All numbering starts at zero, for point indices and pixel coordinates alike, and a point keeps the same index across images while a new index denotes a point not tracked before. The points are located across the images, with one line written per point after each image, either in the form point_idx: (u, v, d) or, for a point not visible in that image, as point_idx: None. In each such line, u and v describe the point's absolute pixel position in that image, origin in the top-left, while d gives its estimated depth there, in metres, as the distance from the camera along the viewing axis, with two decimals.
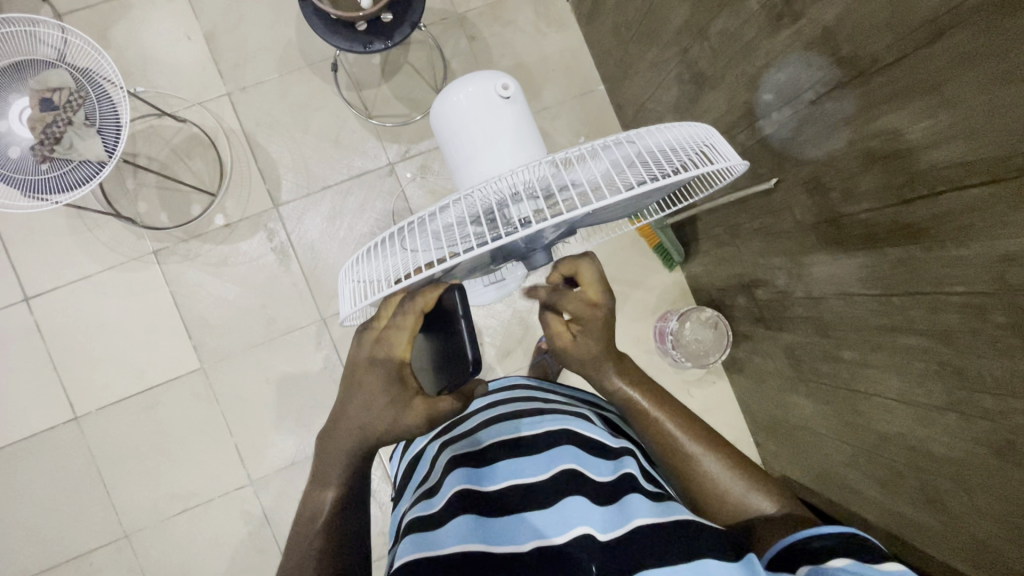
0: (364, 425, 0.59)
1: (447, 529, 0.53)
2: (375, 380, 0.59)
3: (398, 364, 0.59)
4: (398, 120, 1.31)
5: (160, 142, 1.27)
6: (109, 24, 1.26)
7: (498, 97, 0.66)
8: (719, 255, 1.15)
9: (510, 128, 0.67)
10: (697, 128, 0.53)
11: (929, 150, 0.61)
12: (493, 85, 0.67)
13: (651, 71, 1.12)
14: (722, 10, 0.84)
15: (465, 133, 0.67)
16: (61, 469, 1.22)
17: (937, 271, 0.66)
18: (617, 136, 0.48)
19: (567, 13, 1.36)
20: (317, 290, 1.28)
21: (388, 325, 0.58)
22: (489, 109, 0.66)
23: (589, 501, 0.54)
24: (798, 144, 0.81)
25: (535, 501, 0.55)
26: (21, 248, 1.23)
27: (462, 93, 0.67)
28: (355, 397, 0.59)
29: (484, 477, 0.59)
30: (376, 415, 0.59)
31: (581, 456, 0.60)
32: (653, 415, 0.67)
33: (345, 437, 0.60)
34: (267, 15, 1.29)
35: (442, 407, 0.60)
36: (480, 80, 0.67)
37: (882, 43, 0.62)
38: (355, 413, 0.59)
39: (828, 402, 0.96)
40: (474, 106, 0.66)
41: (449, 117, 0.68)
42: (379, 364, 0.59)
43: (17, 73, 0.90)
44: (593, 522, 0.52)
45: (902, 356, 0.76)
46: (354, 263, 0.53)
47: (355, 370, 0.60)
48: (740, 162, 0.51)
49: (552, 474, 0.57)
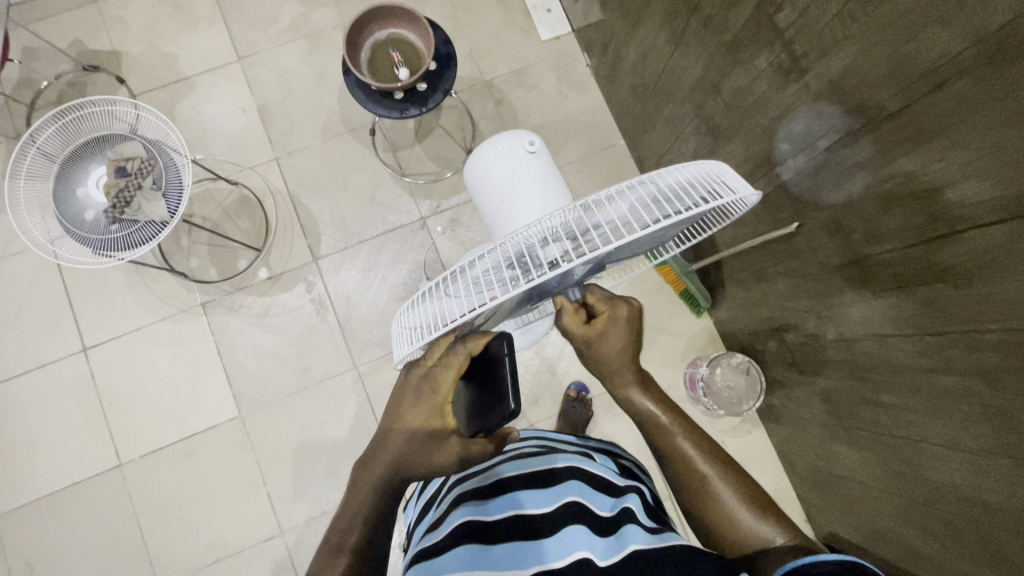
0: (401, 458, 0.60)
1: (448, 553, 0.53)
2: (417, 415, 0.60)
3: (440, 402, 0.60)
4: (429, 177, 1.39)
5: (213, 203, 1.38)
6: (175, 101, 1.41)
7: (525, 153, 0.72)
8: (746, 299, 1.15)
9: (536, 180, 0.72)
10: (708, 167, 0.55)
11: (946, 190, 0.62)
12: (520, 142, 0.72)
13: (669, 125, 1.17)
14: (732, 68, 0.89)
15: (496, 191, 0.73)
16: (103, 516, 1.26)
17: (968, 308, 0.66)
18: (633, 179, 0.50)
19: (587, 75, 1.45)
20: (352, 339, 1.33)
21: (437, 363, 0.59)
22: (517, 165, 0.72)
23: (589, 530, 0.54)
24: (816, 188, 0.83)
25: (536, 531, 0.55)
26: (83, 301, 1.33)
27: (491, 150, 0.72)
28: (394, 428, 0.61)
29: (489, 508, 0.59)
30: (414, 449, 0.60)
31: (586, 492, 0.60)
32: (669, 432, 0.65)
33: (376, 467, 0.61)
34: (312, 89, 1.42)
35: (474, 449, 0.61)
36: (508, 138, 0.72)
37: (888, 92, 0.65)
38: (392, 444, 0.61)
39: (872, 450, 0.93)
40: (504, 165, 0.72)
41: (480, 172, 0.74)
42: (423, 398, 0.60)
43: (97, 145, 1.02)
44: (593, 549, 0.52)
45: (943, 397, 0.74)
46: (405, 311, 0.57)
47: (396, 406, 0.61)
48: (753, 193, 0.51)
49: (555, 505, 0.57)
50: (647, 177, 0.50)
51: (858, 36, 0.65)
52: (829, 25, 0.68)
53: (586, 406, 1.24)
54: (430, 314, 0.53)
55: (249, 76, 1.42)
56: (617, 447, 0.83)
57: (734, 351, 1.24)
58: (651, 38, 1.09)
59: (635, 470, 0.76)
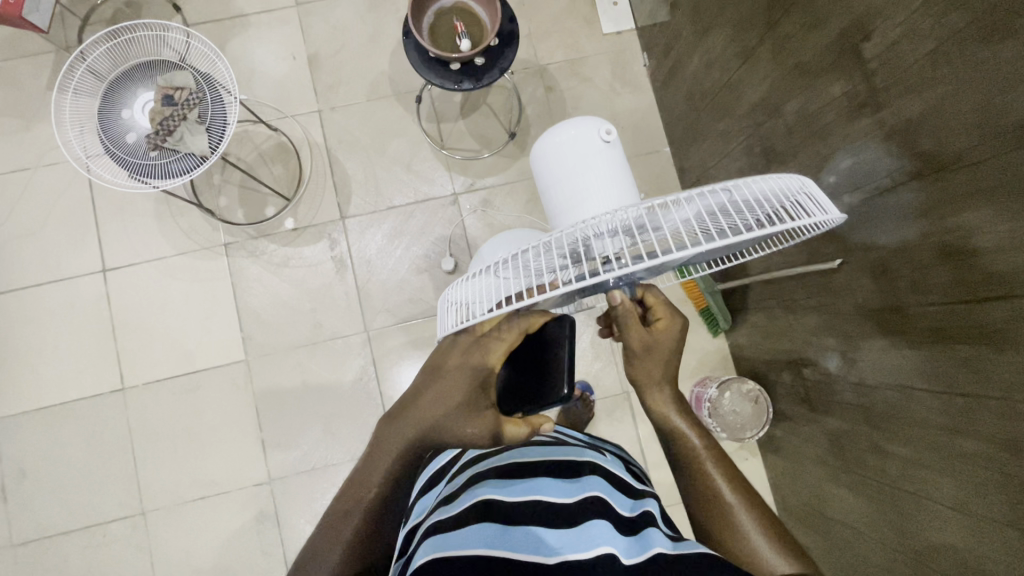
0: (434, 421, 0.59)
1: (466, 534, 0.53)
2: (458, 380, 0.59)
3: (485, 372, 0.59)
4: (468, 154, 1.38)
5: (251, 145, 1.37)
6: (227, 37, 1.39)
7: (599, 141, 0.65)
8: (768, 327, 1.14)
9: (606, 175, 0.65)
10: (792, 180, 0.52)
11: (1010, 252, 0.60)
12: (595, 130, 0.66)
13: (720, 139, 1.15)
14: (801, 92, 0.86)
15: (561, 182, 0.67)
16: (99, 435, 1.27)
17: (1006, 375, 0.64)
18: (712, 185, 0.47)
19: (642, 76, 1.42)
20: (366, 303, 1.33)
21: (490, 333, 0.58)
22: (587, 154, 0.65)
23: (613, 527, 0.54)
24: (864, 228, 0.80)
25: (557, 519, 0.55)
26: (109, 222, 1.33)
27: (564, 135, 0.66)
28: (433, 389, 0.60)
29: (507, 491, 0.59)
30: (448, 414, 0.59)
31: (607, 489, 0.61)
32: (700, 458, 0.65)
33: (410, 425, 0.59)
34: (366, 47, 1.40)
35: (507, 431, 0.60)
36: (583, 124, 0.66)
37: (968, 141, 0.62)
38: (428, 404, 0.60)
39: (872, 499, 0.92)
40: (573, 155, 0.66)
41: (547, 158, 0.68)
42: (470, 364, 0.59)
43: (149, 70, 1.01)
44: (617, 545, 0.51)
45: (961, 460, 0.73)
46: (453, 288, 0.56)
47: (439, 364, 0.60)
48: (834, 218, 0.48)
49: (576, 499, 0.58)
50: (728, 185, 0.47)
51: (946, 79, 0.63)
52: (918, 62, 0.66)
53: (588, 407, 1.25)
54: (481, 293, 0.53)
55: (304, 23, 1.40)
56: (622, 451, 0.84)
57: (745, 377, 1.23)
58: (719, 48, 1.06)
59: (642, 474, 0.77)
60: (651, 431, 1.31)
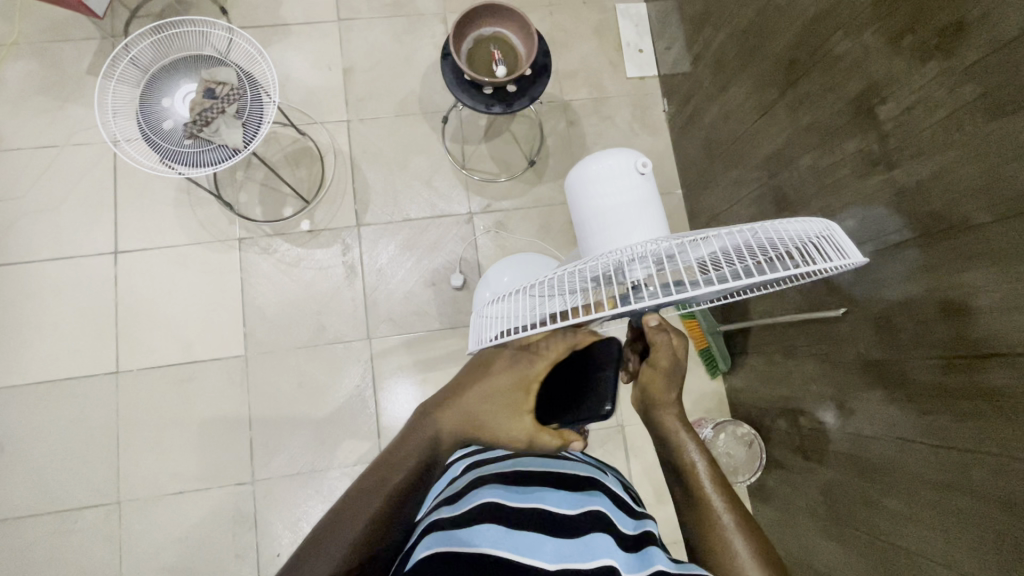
0: (475, 418, 0.59)
1: (473, 532, 0.53)
2: (504, 382, 0.59)
3: (531, 379, 0.60)
4: (487, 176, 1.42)
5: (277, 146, 1.40)
6: (268, 43, 1.44)
7: (635, 172, 0.69)
8: (767, 373, 1.15)
9: (640, 206, 0.68)
10: (820, 227, 0.54)
11: (1010, 312, 0.63)
12: (631, 161, 0.69)
13: (733, 186, 1.19)
14: (816, 148, 0.90)
15: (600, 214, 0.70)
16: (87, 417, 1.25)
17: (1001, 433, 0.66)
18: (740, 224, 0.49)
19: (661, 121, 1.48)
20: (372, 311, 1.33)
21: (543, 341, 0.59)
22: (629, 189, 0.69)
23: (614, 542, 0.55)
24: (870, 281, 0.83)
25: (562, 528, 0.55)
26: (128, 206, 1.34)
27: (602, 164, 0.70)
28: (479, 386, 0.60)
29: (512, 495, 0.58)
30: (489, 413, 0.59)
31: (610, 506, 0.61)
32: (700, 475, 0.64)
33: (449, 418, 0.59)
34: (399, 66, 1.46)
35: (544, 441, 0.59)
36: (620, 155, 0.70)
37: (975, 205, 0.65)
38: (473, 398, 0.60)
39: (863, 553, 0.91)
40: (615, 190, 0.69)
41: (584, 184, 0.71)
42: (518, 367, 0.60)
43: (194, 64, 1.04)
44: (619, 559, 0.54)
45: (954, 516, 0.74)
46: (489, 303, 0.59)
47: (487, 364, 0.61)
48: (855, 260, 0.51)
49: (581, 512, 0.58)
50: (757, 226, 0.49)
51: (958, 145, 0.67)
52: (931, 128, 0.70)
53: None
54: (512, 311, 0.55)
55: (343, 38, 1.46)
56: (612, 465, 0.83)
57: (740, 422, 1.24)
58: (738, 100, 1.11)
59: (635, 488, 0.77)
60: (642, 468, 1.31)
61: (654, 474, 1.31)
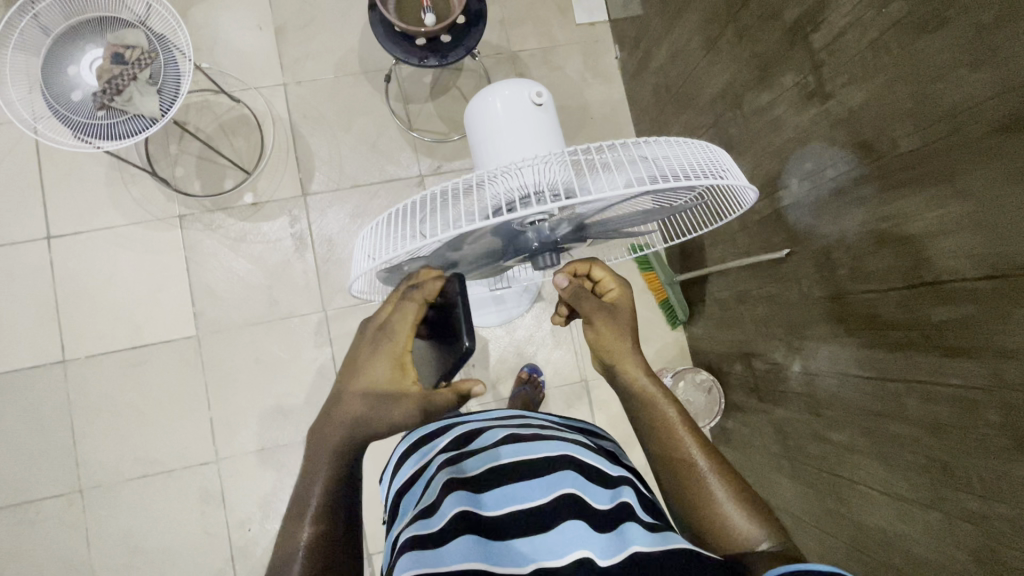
0: (363, 406, 0.60)
1: (450, 547, 0.53)
2: (378, 363, 0.61)
3: (400, 351, 0.62)
4: (435, 136, 1.36)
5: (211, 116, 1.33)
6: (191, 3, 1.35)
7: (531, 105, 0.61)
8: (722, 319, 1.16)
9: (540, 138, 0.61)
10: (714, 150, 0.52)
11: (936, 239, 0.63)
12: (526, 92, 0.61)
13: (683, 132, 1.16)
14: (757, 84, 0.88)
15: (490, 138, 0.62)
16: (37, 407, 1.22)
17: (931, 360, 0.67)
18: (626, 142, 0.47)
19: (613, 68, 1.43)
20: (325, 282, 1.30)
21: (394, 313, 0.62)
22: (519, 118, 0.61)
23: (588, 526, 0.54)
24: (811, 219, 0.82)
25: (533, 526, 0.55)
26: (57, 189, 1.27)
27: (496, 98, 0.61)
28: (355, 374, 0.61)
29: (483, 499, 0.58)
30: (372, 399, 0.60)
31: (582, 483, 0.59)
32: (673, 425, 0.63)
33: (342, 415, 0.60)
34: (335, 22, 1.37)
35: (437, 399, 0.63)
36: (514, 85, 0.61)
37: (905, 130, 0.64)
38: (354, 390, 0.61)
39: (812, 485, 0.94)
40: (508, 120, 0.61)
41: (481, 121, 0.62)
42: (384, 345, 0.62)
43: (99, 27, 0.96)
44: (593, 546, 0.53)
45: (889, 444, 0.76)
46: (365, 236, 0.54)
47: (357, 355, 0.63)
48: (747, 183, 0.49)
49: (551, 498, 0.57)
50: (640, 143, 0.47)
51: (887, 69, 0.64)
52: (861, 53, 0.67)
53: (537, 388, 1.27)
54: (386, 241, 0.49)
55: None
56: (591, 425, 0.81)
57: (699, 368, 1.24)
58: (684, 40, 1.07)
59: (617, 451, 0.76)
60: (607, 420, 1.32)
61: (619, 426, 1.32)
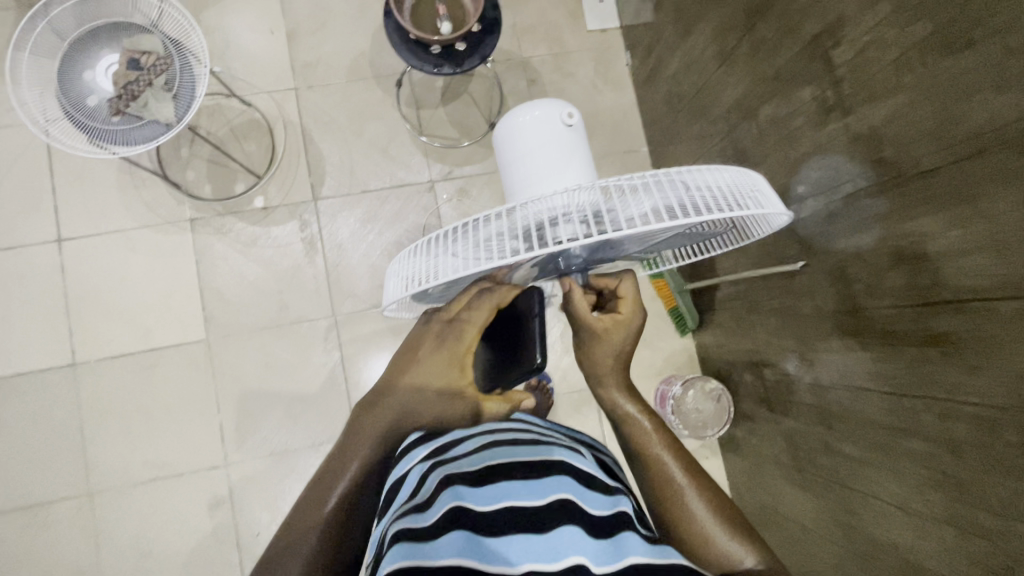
0: (412, 403, 0.63)
1: (438, 543, 0.49)
2: (438, 362, 0.63)
3: (462, 353, 0.63)
4: (446, 142, 1.36)
5: (222, 119, 1.33)
6: (203, 7, 1.35)
7: (563, 125, 0.61)
8: (733, 328, 1.16)
9: (571, 159, 0.61)
10: (748, 176, 0.53)
11: (957, 258, 0.63)
12: (558, 112, 0.62)
13: (696, 141, 1.16)
14: (773, 96, 0.88)
15: (521, 156, 0.62)
16: (46, 410, 1.22)
17: (949, 378, 0.67)
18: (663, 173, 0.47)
19: (624, 75, 1.43)
20: (335, 287, 1.30)
21: (462, 313, 0.61)
22: (551, 138, 0.61)
23: (586, 533, 0.50)
24: (827, 233, 0.82)
25: (526, 526, 0.51)
26: (68, 192, 1.28)
27: (527, 117, 0.61)
28: (410, 368, 0.64)
29: (476, 495, 0.54)
30: (425, 399, 0.63)
31: (580, 490, 0.56)
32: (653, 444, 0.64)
33: (388, 407, 0.64)
34: (346, 27, 1.37)
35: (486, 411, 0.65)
36: (546, 106, 0.62)
37: (927, 149, 0.64)
38: (409, 386, 0.63)
39: (823, 496, 0.95)
40: (539, 140, 0.61)
41: (512, 138, 0.62)
42: (444, 343, 0.63)
43: (114, 32, 0.96)
44: (588, 553, 0.49)
45: (904, 459, 0.76)
46: (402, 260, 0.55)
47: (416, 347, 0.64)
48: (782, 211, 0.49)
49: (547, 501, 0.53)
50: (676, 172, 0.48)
51: (908, 87, 0.65)
52: (883, 70, 0.68)
53: (547, 394, 1.26)
54: (428, 268, 0.51)
55: None
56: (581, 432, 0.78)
57: (708, 377, 1.24)
58: (698, 50, 1.07)
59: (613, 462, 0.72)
60: None
61: None
